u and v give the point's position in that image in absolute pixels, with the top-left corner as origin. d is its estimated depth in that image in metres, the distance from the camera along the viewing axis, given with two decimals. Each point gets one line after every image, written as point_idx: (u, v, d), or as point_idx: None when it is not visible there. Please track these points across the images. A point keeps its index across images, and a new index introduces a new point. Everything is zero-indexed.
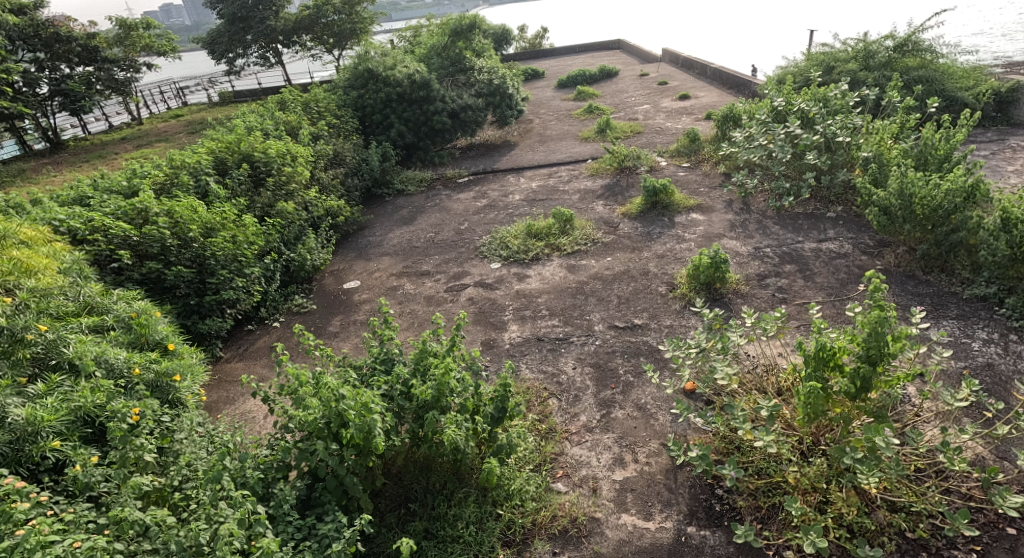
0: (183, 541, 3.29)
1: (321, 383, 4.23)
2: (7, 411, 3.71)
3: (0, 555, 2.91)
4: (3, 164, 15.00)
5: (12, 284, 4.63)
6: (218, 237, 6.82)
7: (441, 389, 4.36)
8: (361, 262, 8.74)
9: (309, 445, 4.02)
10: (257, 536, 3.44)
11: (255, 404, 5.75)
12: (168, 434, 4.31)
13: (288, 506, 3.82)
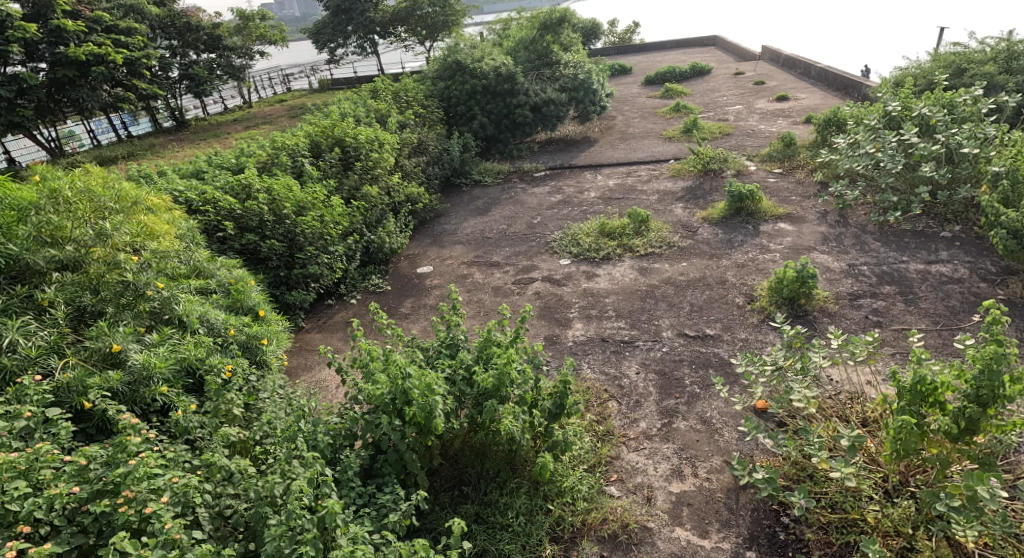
0: (260, 491, 3.47)
1: (390, 361, 4.34)
2: (127, 355, 4.06)
3: (115, 479, 3.14)
4: (138, 140, 16.70)
5: (138, 245, 4.84)
6: (308, 216, 7.12)
7: (502, 379, 4.34)
8: (435, 248, 8.91)
9: (375, 418, 4.13)
10: (323, 496, 3.54)
11: (329, 373, 5.99)
12: (254, 392, 4.54)
13: (352, 472, 3.93)
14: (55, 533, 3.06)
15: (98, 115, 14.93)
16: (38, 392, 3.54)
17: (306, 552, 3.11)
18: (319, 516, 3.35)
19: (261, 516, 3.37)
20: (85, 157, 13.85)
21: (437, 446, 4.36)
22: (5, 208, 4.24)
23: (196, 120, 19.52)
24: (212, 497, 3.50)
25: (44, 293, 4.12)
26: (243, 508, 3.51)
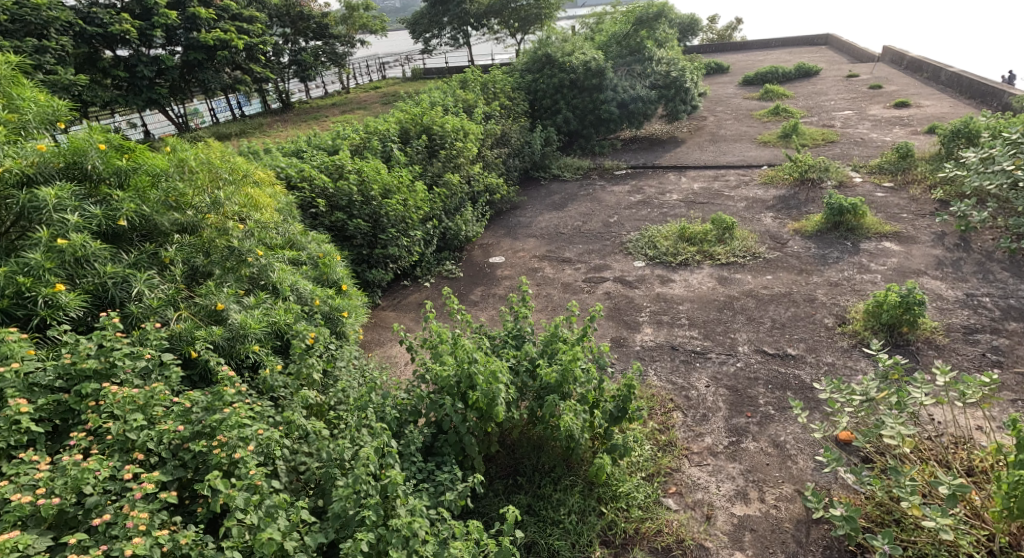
0: (332, 452, 3.61)
1: (459, 344, 4.38)
2: (228, 313, 4.28)
3: (211, 424, 3.38)
4: (246, 119, 17.92)
5: (243, 215, 5.02)
6: (393, 199, 7.30)
7: (566, 375, 4.25)
8: (508, 240, 8.92)
9: (438, 399, 4.17)
10: (386, 466, 3.62)
11: (400, 350, 6.14)
12: (332, 360, 4.67)
13: (415, 447, 3.98)
14: (161, 464, 3.30)
15: (217, 94, 16.12)
16: (157, 337, 3.78)
17: (369, 516, 3.24)
18: (382, 485, 3.43)
19: (331, 477, 3.52)
20: (203, 133, 15.02)
21: (497, 433, 4.35)
22: (138, 171, 4.40)
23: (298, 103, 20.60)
24: (290, 452, 3.68)
25: (166, 251, 4.33)
26: (316, 466, 3.64)
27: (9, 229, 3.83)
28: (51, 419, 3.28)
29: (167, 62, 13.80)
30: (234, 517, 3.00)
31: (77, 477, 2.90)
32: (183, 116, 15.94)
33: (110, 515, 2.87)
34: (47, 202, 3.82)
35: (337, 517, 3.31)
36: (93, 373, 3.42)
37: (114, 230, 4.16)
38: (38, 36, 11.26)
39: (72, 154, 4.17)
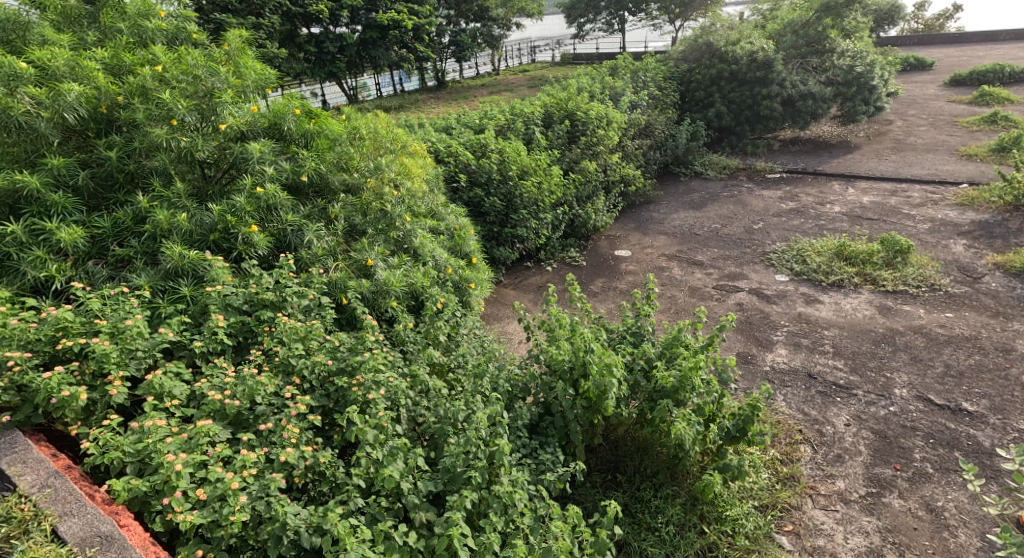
0: (448, 410, 3.60)
1: (577, 331, 4.20)
2: (375, 268, 4.47)
3: (352, 364, 3.54)
4: (404, 94, 18.94)
5: (397, 181, 5.16)
6: (529, 180, 7.20)
7: (684, 382, 3.88)
8: (638, 234, 8.48)
9: (551, 381, 4.04)
10: (495, 435, 3.54)
11: (515, 329, 6.08)
12: (456, 326, 4.62)
13: (521, 423, 3.87)
14: (310, 390, 3.48)
15: (384, 70, 17.12)
16: (320, 281, 4.03)
17: (474, 478, 3.17)
18: (490, 451, 3.34)
19: (444, 434, 3.51)
20: (368, 105, 16.08)
21: (601, 426, 4.08)
22: (320, 134, 4.66)
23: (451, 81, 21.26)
24: (411, 403, 3.71)
25: (333, 207, 4.58)
26: (433, 421, 3.65)
27: (224, 173, 4.31)
28: (235, 335, 3.60)
29: (348, 38, 14.90)
30: (362, 450, 3.12)
31: (252, 386, 3.19)
32: (354, 88, 17.18)
33: (271, 425, 3.14)
34: (254, 155, 4.20)
35: (445, 472, 3.27)
36: (270, 303, 3.75)
37: (297, 184, 4.49)
38: (256, 14, 12.90)
39: (274, 116, 4.49)
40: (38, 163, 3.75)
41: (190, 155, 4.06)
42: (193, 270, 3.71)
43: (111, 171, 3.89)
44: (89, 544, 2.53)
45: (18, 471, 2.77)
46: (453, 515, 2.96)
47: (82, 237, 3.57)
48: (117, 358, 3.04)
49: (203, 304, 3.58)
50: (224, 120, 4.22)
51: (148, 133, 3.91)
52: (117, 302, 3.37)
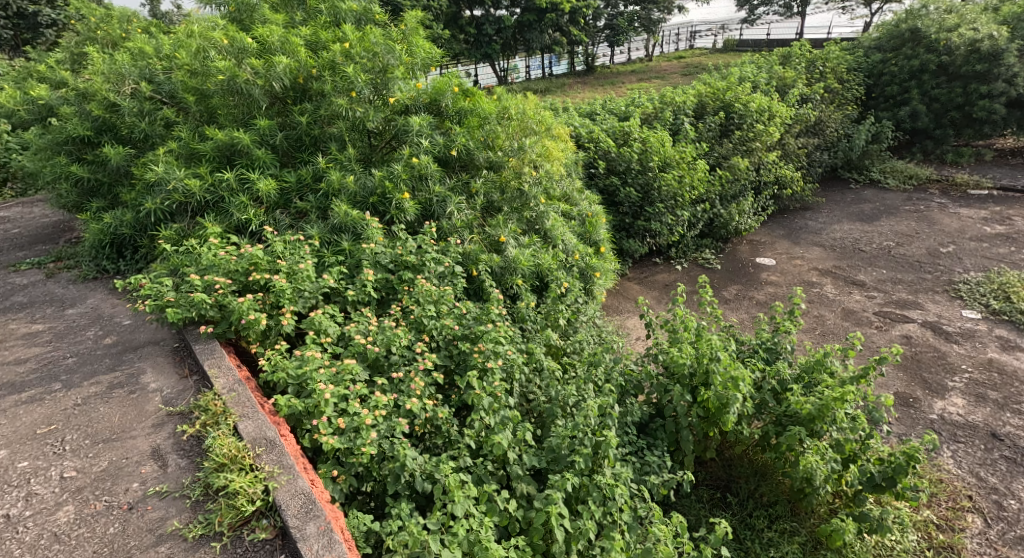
0: (559, 393, 3.62)
1: (702, 337, 3.91)
2: (505, 245, 4.40)
3: (474, 332, 3.66)
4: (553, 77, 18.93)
5: (537, 163, 4.92)
6: (669, 173, 6.86)
7: (824, 412, 3.44)
8: (787, 243, 7.76)
9: (668, 384, 3.84)
10: (605, 426, 3.44)
11: (635, 326, 5.73)
12: (576, 313, 4.47)
13: (630, 421, 3.76)
14: (436, 349, 3.62)
15: (537, 53, 17.18)
16: (455, 252, 4.09)
17: (577, 463, 3.17)
18: (596, 441, 3.27)
19: (552, 415, 3.51)
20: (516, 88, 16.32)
21: (717, 441, 3.81)
22: (473, 112, 4.61)
23: (603, 66, 20.74)
24: (525, 380, 3.74)
25: (475, 182, 4.57)
26: (544, 400, 3.64)
27: (388, 142, 4.41)
28: (380, 290, 3.84)
29: (505, 21, 15.18)
30: (477, 414, 3.21)
31: (390, 336, 3.41)
32: (504, 69, 17.51)
33: (402, 374, 3.30)
34: (414, 128, 4.27)
35: (550, 450, 3.31)
36: (410, 265, 3.93)
37: (446, 158, 4.53)
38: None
39: (434, 93, 4.50)
40: (250, 123, 4.18)
41: (362, 125, 4.22)
42: (352, 228, 3.97)
43: (301, 135, 4.23)
44: (256, 445, 2.81)
45: (213, 374, 3.18)
46: (553, 494, 2.95)
47: (275, 189, 3.96)
48: (290, 295, 3.41)
49: (357, 259, 3.84)
50: (393, 94, 4.32)
51: (332, 104, 4.15)
52: (294, 247, 3.73)
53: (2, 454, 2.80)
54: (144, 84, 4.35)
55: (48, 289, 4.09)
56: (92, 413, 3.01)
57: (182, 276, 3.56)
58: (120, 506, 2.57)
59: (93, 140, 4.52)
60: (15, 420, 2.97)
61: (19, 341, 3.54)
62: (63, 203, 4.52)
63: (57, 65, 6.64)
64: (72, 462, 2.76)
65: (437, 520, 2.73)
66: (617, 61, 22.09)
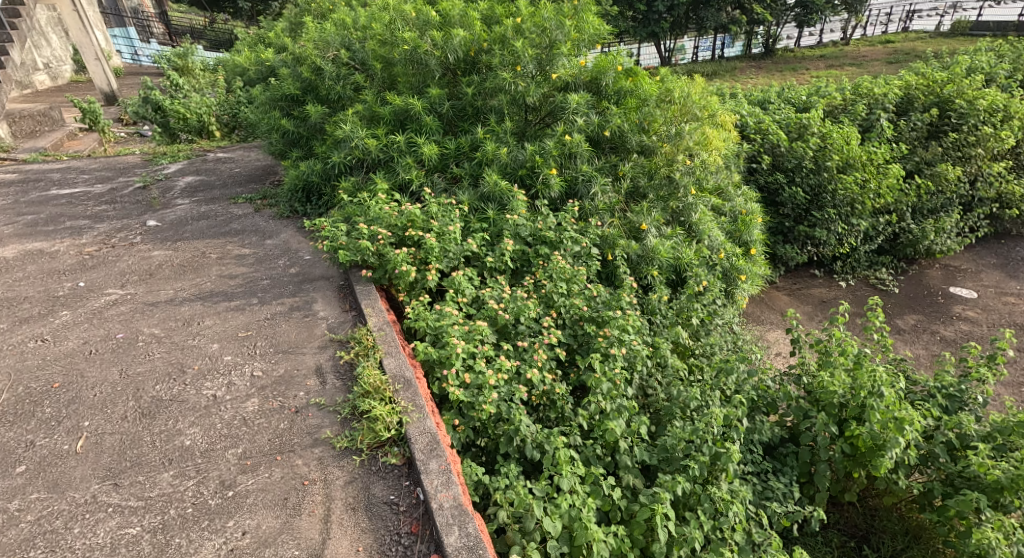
0: (682, 394, 3.58)
1: (862, 367, 3.65)
2: (646, 235, 4.34)
3: (603, 316, 3.72)
4: (726, 60, 17.62)
5: (693, 151, 4.73)
6: (850, 176, 6.19)
7: (1018, 484, 3.00)
8: (996, 274, 6.74)
9: (809, 412, 3.67)
10: (727, 438, 3.37)
11: (780, 345, 5.24)
12: (712, 315, 4.33)
13: (757, 439, 3.67)
14: (562, 326, 3.74)
15: (711, 33, 16.15)
16: (592, 234, 4.15)
17: (692, 470, 3.14)
18: (715, 451, 3.23)
19: (670, 414, 3.51)
20: (681, 69, 15.60)
21: (862, 485, 3.55)
22: (633, 94, 4.58)
23: (785, 48, 18.82)
24: (646, 375, 3.75)
25: (623, 165, 4.56)
26: (663, 398, 3.65)
27: (542, 118, 4.54)
28: (515, 260, 4.02)
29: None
30: (594, 396, 3.32)
31: (521, 306, 3.58)
32: (670, 50, 16.73)
33: (527, 344, 3.48)
34: (570, 106, 4.35)
35: (664, 450, 3.32)
36: (548, 241, 4.07)
37: (598, 138, 4.54)
38: None
39: (596, 71, 4.54)
40: (424, 91, 4.54)
41: (521, 99, 4.36)
42: (499, 198, 4.18)
43: (464, 106, 4.50)
44: (395, 382, 3.16)
45: (367, 312, 3.59)
46: (660, 494, 2.98)
47: (436, 154, 4.27)
48: (437, 253, 3.71)
49: (500, 229, 4.05)
50: (556, 71, 4.39)
51: (497, 77, 4.34)
52: (446, 210, 4.03)
53: (214, 346, 3.41)
54: (343, 51, 4.89)
55: (253, 221, 4.82)
56: (275, 328, 3.56)
57: (353, 223, 4.03)
58: (290, 408, 3.05)
59: (299, 98, 5.12)
60: (223, 322, 3.59)
61: (231, 261, 4.24)
62: (271, 149, 5.25)
63: (279, 32, 7.64)
64: (259, 364, 3.30)
65: (542, 488, 2.89)
66: (804, 43, 19.83)
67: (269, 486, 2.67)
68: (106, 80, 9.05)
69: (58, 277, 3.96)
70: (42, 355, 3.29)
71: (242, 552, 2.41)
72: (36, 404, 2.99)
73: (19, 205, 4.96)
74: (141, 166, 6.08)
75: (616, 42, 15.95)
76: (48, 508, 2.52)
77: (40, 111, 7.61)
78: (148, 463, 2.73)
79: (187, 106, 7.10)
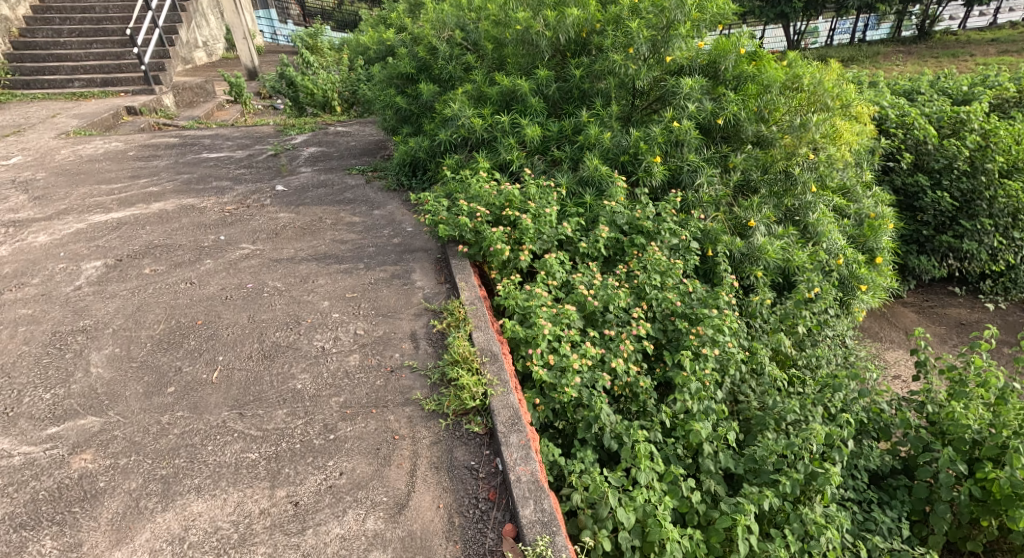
0: (779, 404, 3.37)
1: (1007, 404, 3.22)
2: (754, 232, 4.08)
3: (697, 314, 3.57)
4: (872, 41, 15.62)
5: (818, 145, 4.36)
6: (1016, 182, 5.43)
7: None
8: None
9: (929, 445, 3.28)
10: (827, 457, 3.12)
11: (903, 368, 4.68)
12: (822, 325, 3.99)
13: (862, 464, 3.36)
14: (652, 319, 3.64)
15: (852, 14, 14.38)
16: (695, 227, 3.98)
17: (782, 486, 2.94)
18: (811, 470, 3.01)
19: (763, 425, 3.31)
20: (812, 53, 14.06)
21: (989, 536, 3.12)
22: (754, 78, 4.22)
23: (948, 28, 16.31)
24: (739, 379, 3.56)
25: (734, 157, 4.27)
26: (755, 407, 3.44)
27: (651, 102, 4.38)
28: (609, 248, 3.97)
29: None
30: (681, 394, 3.22)
31: (611, 295, 3.53)
32: (802, 33, 15.10)
33: (613, 333, 3.44)
34: (682, 91, 4.12)
35: (751, 460, 3.15)
36: (645, 231, 3.97)
37: (709, 126, 4.28)
38: None
39: (716, 53, 4.24)
40: (532, 72, 4.56)
41: (630, 83, 4.23)
42: (598, 183, 4.13)
43: (571, 88, 4.46)
44: (482, 354, 3.27)
45: (461, 286, 3.75)
46: (744, 505, 2.84)
47: (538, 135, 4.29)
48: (532, 234, 3.77)
49: (596, 215, 4.01)
50: (671, 53, 4.18)
51: (607, 59, 4.24)
52: (544, 192, 4.05)
53: (325, 303, 3.74)
54: (457, 32, 5.03)
55: (364, 192, 5.17)
56: (377, 293, 3.82)
57: (453, 200, 4.19)
58: (385, 367, 3.28)
59: (413, 76, 5.33)
60: (334, 283, 3.93)
61: (343, 227, 4.60)
62: (385, 124, 5.56)
63: (401, 13, 8.02)
64: (362, 323, 3.58)
65: (618, 479, 2.87)
66: (972, 23, 17.02)
67: (364, 436, 2.92)
68: (250, 57, 10.04)
69: (205, 230, 4.53)
70: (190, 296, 3.80)
71: (338, 490, 2.67)
72: (184, 337, 3.46)
73: (177, 165, 5.72)
74: (274, 136, 6.71)
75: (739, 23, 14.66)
76: (189, 425, 2.94)
77: (198, 84, 8.76)
78: (266, 400, 3.09)
79: (315, 82, 7.75)
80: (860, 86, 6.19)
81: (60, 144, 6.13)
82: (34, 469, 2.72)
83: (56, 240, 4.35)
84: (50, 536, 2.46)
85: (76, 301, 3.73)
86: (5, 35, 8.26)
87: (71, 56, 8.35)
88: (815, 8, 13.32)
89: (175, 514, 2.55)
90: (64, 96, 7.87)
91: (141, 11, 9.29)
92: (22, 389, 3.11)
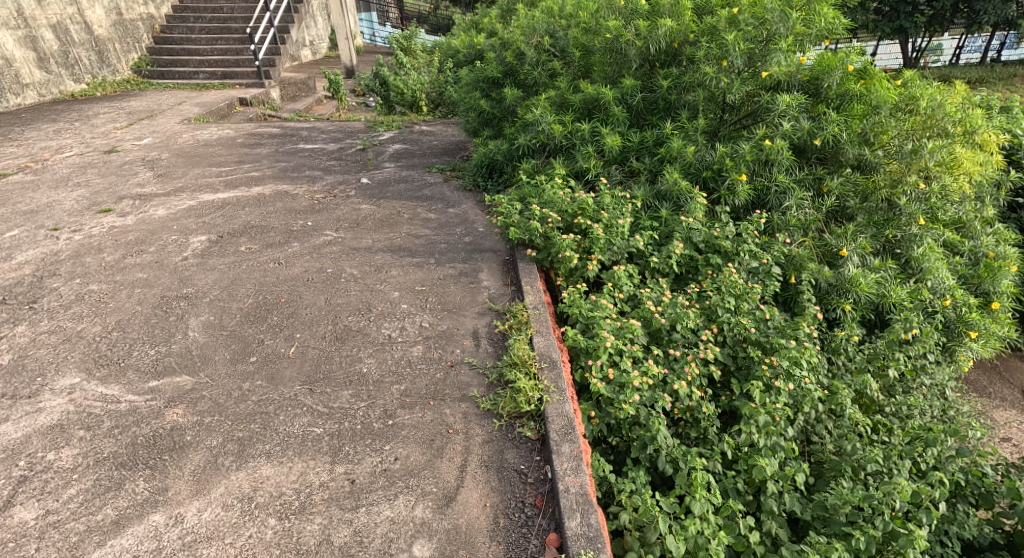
0: (858, 450, 3.09)
1: None
2: (846, 262, 3.79)
3: (772, 343, 3.36)
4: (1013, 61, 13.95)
5: (931, 175, 4.00)
6: None
7: None
8: None
9: None
10: (912, 517, 2.81)
11: (1017, 433, 4.12)
12: (916, 370, 3.63)
13: (954, 532, 2.99)
14: (721, 344, 3.47)
15: (987, 31, 12.96)
16: (779, 251, 3.77)
17: (854, 541, 2.68)
18: (892, 529, 2.72)
19: (838, 471, 3.05)
20: (932, 73, 12.75)
21: None
22: (862, 98, 3.92)
23: None
24: (814, 419, 3.31)
25: (830, 180, 4.00)
26: (829, 451, 3.19)
27: (741, 117, 4.21)
28: (681, 266, 3.84)
29: None
30: (746, 426, 3.05)
31: (679, 314, 3.42)
32: (924, 49, 13.74)
33: (678, 354, 3.31)
34: (777, 108, 3.90)
35: (822, 507, 2.90)
36: (723, 251, 3.81)
37: (805, 146, 4.03)
38: None
39: (819, 69, 3.95)
40: (617, 81, 4.51)
41: (721, 96, 4.07)
42: (677, 199, 4.01)
43: (657, 99, 4.36)
44: (542, 360, 3.28)
45: (526, 289, 3.78)
46: (808, 555, 2.61)
47: (617, 145, 4.23)
48: (602, 245, 3.74)
49: (670, 230, 3.90)
50: (768, 68, 3.97)
51: (698, 71, 4.10)
52: (619, 203, 4.01)
53: (395, 294, 3.90)
54: (546, 38, 5.03)
55: (442, 190, 5.34)
56: (446, 289, 3.93)
57: (527, 204, 4.23)
58: (446, 362, 3.37)
59: (499, 80, 5.42)
60: (405, 275, 4.09)
61: (418, 222, 4.77)
62: (468, 126, 5.71)
63: (495, 19, 8.20)
64: (428, 316, 3.70)
65: (671, 506, 2.76)
66: None
67: (421, 425, 3.01)
68: (350, 56, 10.68)
69: (295, 215, 4.88)
70: (278, 275, 4.10)
71: (392, 475, 2.77)
72: (270, 312, 3.75)
73: (277, 154, 6.20)
74: (364, 131, 7.10)
75: (850, 37, 13.60)
76: (265, 395, 3.17)
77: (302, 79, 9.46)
78: (334, 379, 3.27)
79: (406, 82, 8.12)
80: (988, 110, 5.55)
81: (183, 129, 6.83)
82: (136, 416, 3.04)
83: (172, 214, 4.86)
84: (143, 477, 2.75)
85: (183, 270, 4.14)
86: (150, 31, 9.35)
87: (201, 51, 9.32)
88: (939, 23, 11.98)
89: (247, 475, 2.76)
90: (191, 87, 8.77)
91: (262, 12, 10.15)
92: (133, 343, 3.50)
